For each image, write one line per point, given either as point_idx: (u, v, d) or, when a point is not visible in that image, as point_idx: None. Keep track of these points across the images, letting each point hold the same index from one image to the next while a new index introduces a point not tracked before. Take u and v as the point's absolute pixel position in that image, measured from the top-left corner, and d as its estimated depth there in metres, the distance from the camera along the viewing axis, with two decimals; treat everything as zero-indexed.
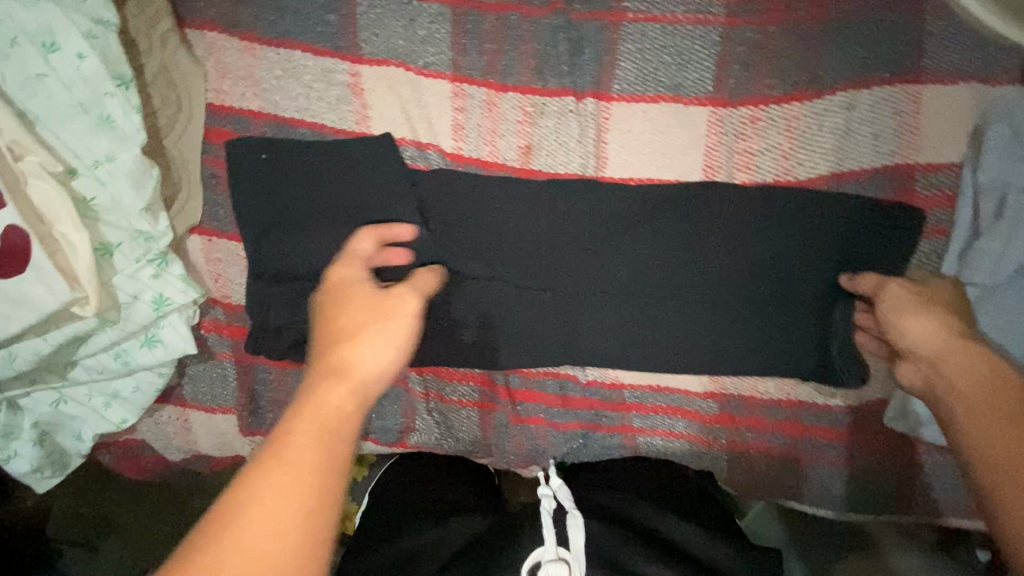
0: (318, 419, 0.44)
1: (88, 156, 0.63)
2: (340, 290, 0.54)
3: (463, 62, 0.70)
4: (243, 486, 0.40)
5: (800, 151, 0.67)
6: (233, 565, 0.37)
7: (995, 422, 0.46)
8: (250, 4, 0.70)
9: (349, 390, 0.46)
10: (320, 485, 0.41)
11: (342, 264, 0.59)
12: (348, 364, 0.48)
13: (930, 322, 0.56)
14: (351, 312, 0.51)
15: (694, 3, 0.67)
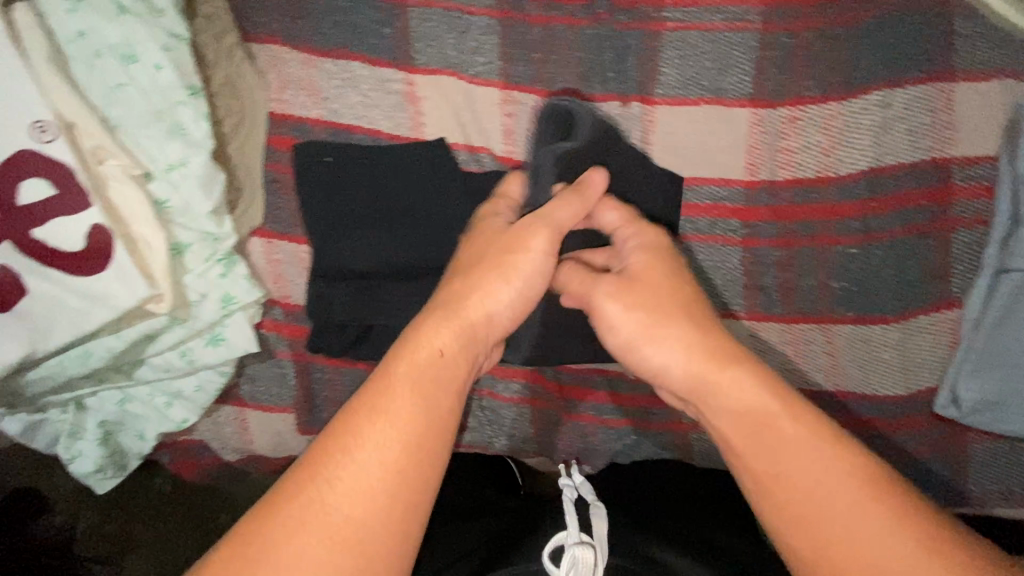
0: (420, 364, 0.50)
1: (162, 161, 0.66)
2: (485, 232, 0.61)
3: (511, 70, 0.74)
4: (356, 414, 0.48)
5: (838, 148, 0.70)
6: (349, 477, 0.45)
7: (824, 494, 0.46)
8: (311, 19, 0.73)
9: (452, 331, 0.52)
10: (423, 422, 0.48)
11: (489, 208, 0.64)
12: (450, 309, 0.54)
13: (675, 358, 0.53)
14: (482, 254, 0.58)
15: (731, 11, 0.71)
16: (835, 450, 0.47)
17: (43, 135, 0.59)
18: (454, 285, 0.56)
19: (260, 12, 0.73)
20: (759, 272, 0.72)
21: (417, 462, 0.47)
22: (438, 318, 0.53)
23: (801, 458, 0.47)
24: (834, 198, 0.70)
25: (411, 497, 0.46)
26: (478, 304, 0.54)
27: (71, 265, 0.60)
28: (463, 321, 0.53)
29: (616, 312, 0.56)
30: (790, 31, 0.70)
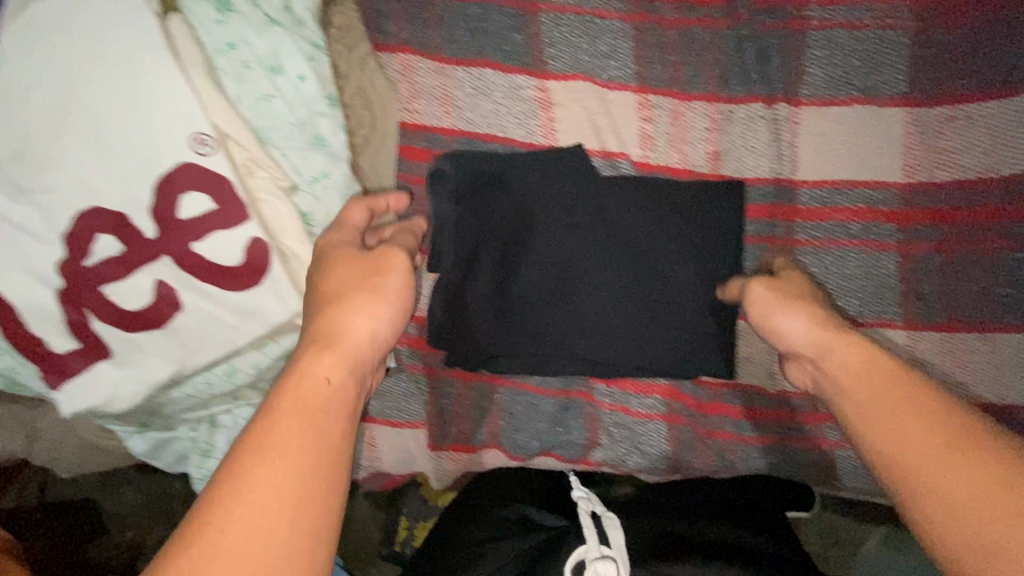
0: (299, 402, 0.45)
1: (306, 173, 0.64)
2: (326, 256, 0.56)
3: (647, 73, 0.72)
4: (245, 455, 0.42)
5: (1004, 146, 0.66)
6: (236, 529, 0.39)
7: (919, 451, 0.45)
8: (443, 26, 0.72)
9: (334, 360, 0.48)
10: (311, 458, 0.43)
11: (332, 230, 0.60)
12: (330, 338, 0.50)
13: (804, 330, 0.56)
14: (339, 272, 0.54)
15: (881, 8, 0.68)
16: (910, 419, 0.47)
17: (202, 147, 0.57)
18: (323, 308, 0.52)
19: (391, 20, 0.72)
20: (916, 279, 0.68)
21: (323, 502, 0.42)
22: (320, 349, 0.49)
23: (893, 423, 0.48)
24: (998, 199, 0.66)
25: (309, 533, 0.41)
26: (349, 336, 0.50)
27: (226, 278, 0.59)
28: (345, 348, 0.50)
29: (794, 327, 0.57)
30: (947, 26, 0.67)
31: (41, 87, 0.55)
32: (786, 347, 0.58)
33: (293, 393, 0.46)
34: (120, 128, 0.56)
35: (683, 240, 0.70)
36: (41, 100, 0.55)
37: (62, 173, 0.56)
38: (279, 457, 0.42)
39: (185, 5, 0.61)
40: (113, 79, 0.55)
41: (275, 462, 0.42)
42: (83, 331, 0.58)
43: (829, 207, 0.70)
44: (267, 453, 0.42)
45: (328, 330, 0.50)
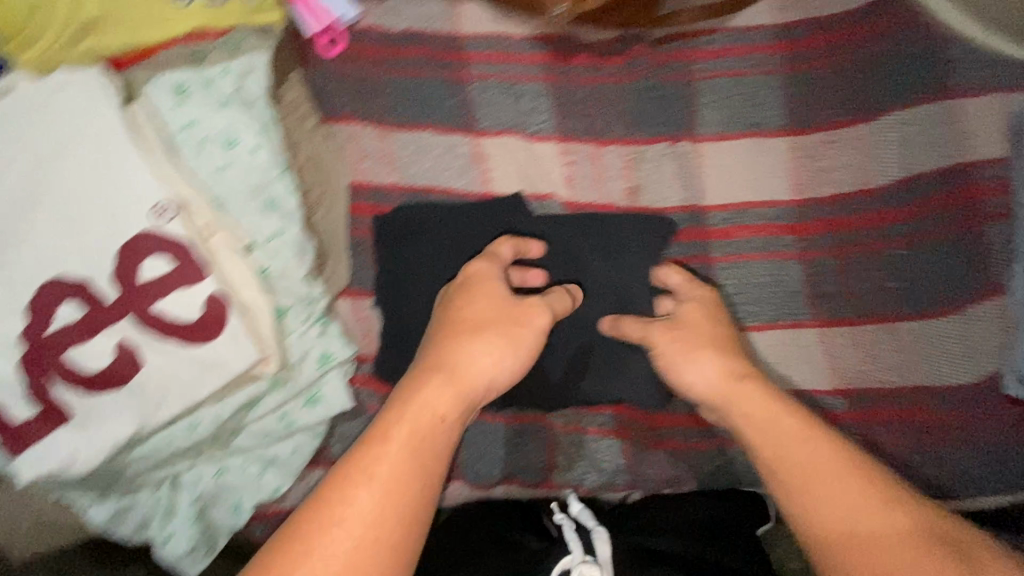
0: (412, 429, 0.57)
1: (262, 233, 0.70)
2: (468, 285, 0.67)
3: (566, 125, 0.82)
4: (350, 477, 0.53)
5: (871, 163, 0.77)
6: (346, 537, 0.50)
7: (843, 499, 0.52)
8: (384, 99, 0.82)
9: (453, 393, 0.59)
10: (410, 479, 0.54)
11: (478, 260, 0.71)
12: (446, 369, 0.61)
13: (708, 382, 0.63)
14: (472, 310, 0.65)
15: (755, 59, 0.81)
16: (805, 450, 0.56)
17: (162, 216, 0.62)
18: (450, 346, 0.62)
19: (337, 96, 0.82)
20: (817, 281, 0.77)
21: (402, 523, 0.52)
22: (437, 381, 0.60)
23: (808, 467, 0.55)
24: (875, 207, 0.77)
25: (399, 543, 0.51)
26: (468, 368, 0.61)
27: (185, 335, 0.62)
28: (463, 382, 0.60)
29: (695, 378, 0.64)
30: (810, 69, 0.80)
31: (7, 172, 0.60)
32: (694, 394, 0.65)
33: (407, 421, 0.57)
34: (84, 205, 0.61)
35: (613, 265, 0.77)
36: (7, 182, 0.60)
37: (25, 248, 0.60)
38: (380, 472, 0.53)
39: (146, 90, 0.69)
40: (79, 160, 0.61)
41: (375, 481, 0.53)
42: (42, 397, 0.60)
43: (736, 226, 0.79)
44: (368, 472, 0.53)
45: (434, 364, 0.61)
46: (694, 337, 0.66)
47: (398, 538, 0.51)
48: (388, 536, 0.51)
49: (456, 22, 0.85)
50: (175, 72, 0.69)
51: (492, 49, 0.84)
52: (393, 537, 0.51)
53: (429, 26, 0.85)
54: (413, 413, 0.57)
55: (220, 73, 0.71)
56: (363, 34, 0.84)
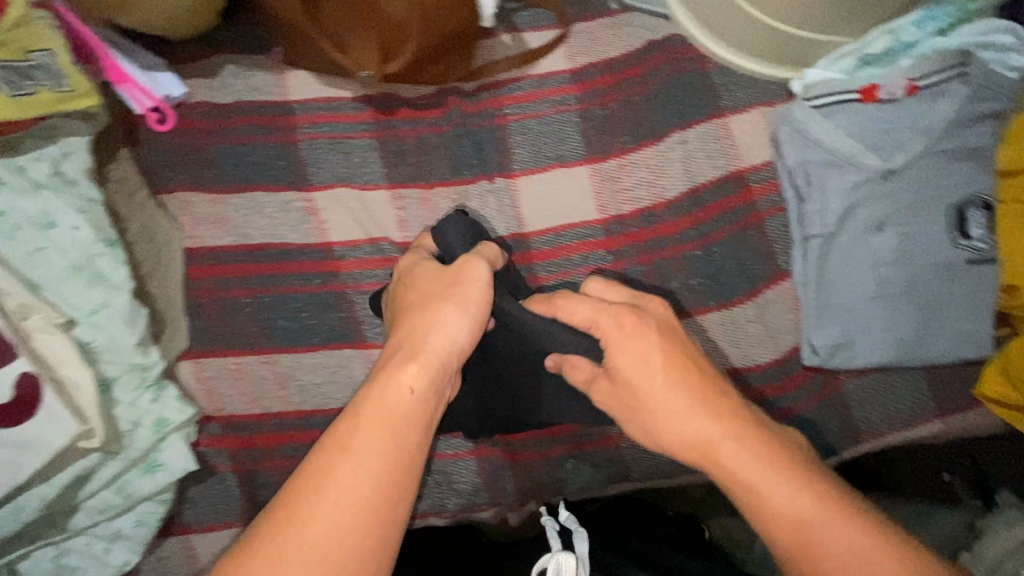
0: (386, 409, 0.57)
1: (85, 307, 0.72)
2: (402, 279, 0.70)
3: (394, 173, 0.89)
4: (332, 457, 0.54)
5: (661, 179, 0.88)
6: (328, 513, 0.51)
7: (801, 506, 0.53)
8: (215, 167, 0.87)
9: (419, 369, 0.59)
10: (398, 454, 0.55)
11: (411, 257, 0.72)
12: (414, 348, 0.61)
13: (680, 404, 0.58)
14: (424, 285, 0.67)
15: (555, 100, 0.92)
16: (773, 474, 0.55)
17: None
18: (413, 324, 0.63)
19: (170, 170, 0.86)
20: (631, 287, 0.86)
21: (395, 490, 0.54)
22: (404, 358, 0.60)
23: (767, 475, 0.55)
24: (669, 216, 0.87)
25: (387, 515, 0.53)
26: (429, 336, 0.61)
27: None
28: (429, 357, 0.60)
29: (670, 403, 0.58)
30: (601, 104, 0.91)
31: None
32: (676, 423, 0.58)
33: (375, 403, 0.57)
34: None
35: None
36: None
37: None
38: (359, 445, 0.55)
39: None
40: None
41: (354, 456, 0.54)
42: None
43: (557, 248, 0.87)
44: (347, 450, 0.54)
45: (400, 342, 0.61)
46: (653, 388, 0.58)
47: (388, 504, 0.53)
48: (377, 505, 0.53)
49: (284, 90, 0.92)
50: None
51: (318, 112, 0.92)
52: (385, 503, 0.53)
53: (258, 97, 0.91)
54: (388, 390, 0.57)
55: (34, 160, 0.74)
56: (194, 110, 0.89)
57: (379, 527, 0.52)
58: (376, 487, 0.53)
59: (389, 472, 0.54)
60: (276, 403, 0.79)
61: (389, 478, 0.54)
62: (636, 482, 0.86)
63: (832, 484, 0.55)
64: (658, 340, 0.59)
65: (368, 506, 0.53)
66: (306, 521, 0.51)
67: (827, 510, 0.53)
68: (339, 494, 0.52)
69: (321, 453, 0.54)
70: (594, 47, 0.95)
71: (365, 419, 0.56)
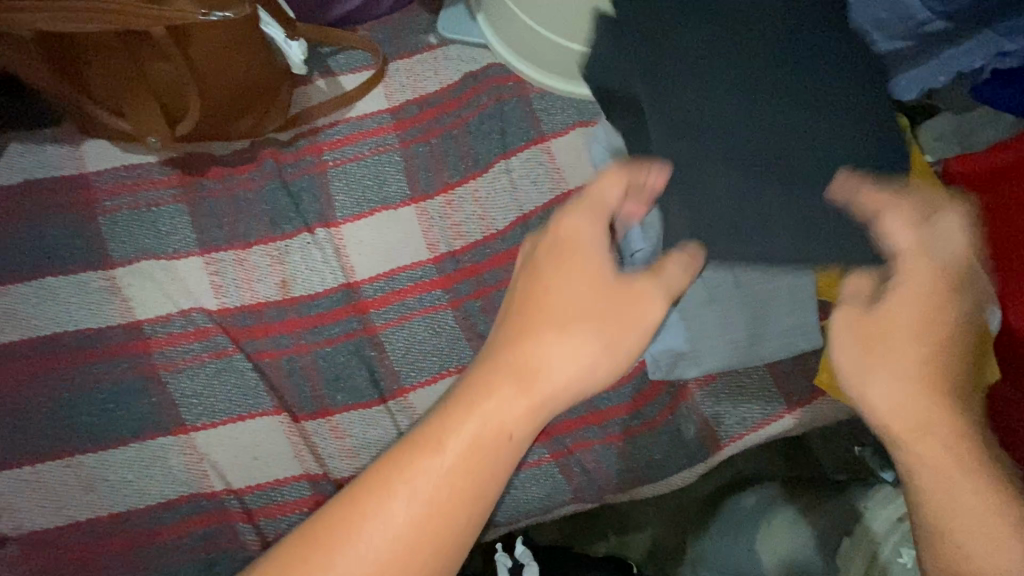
0: (488, 436, 0.54)
1: None
2: (563, 249, 0.61)
3: (207, 237, 0.83)
4: (412, 469, 0.52)
5: (489, 210, 0.86)
6: (373, 532, 0.51)
7: (956, 491, 0.53)
8: (4, 257, 0.80)
9: (524, 400, 0.55)
10: (480, 485, 0.53)
11: (572, 212, 0.63)
12: (524, 373, 0.56)
13: (891, 388, 0.56)
14: (563, 289, 0.59)
15: (375, 142, 0.89)
16: (960, 411, 0.55)
17: None
18: (529, 340, 0.57)
19: None
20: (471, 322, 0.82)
21: (479, 484, 0.53)
22: (515, 386, 0.55)
23: (951, 466, 0.54)
24: (501, 246, 0.85)
25: (438, 543, 0.51)
26: (541, 365, 0.56)
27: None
28: (538, 389, 0.56)
29: (879, 396, 0.57)
30: (423, 141, 0.90)
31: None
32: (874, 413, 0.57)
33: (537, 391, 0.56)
34: None
35: (270, 362, 0.79)
36: None
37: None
38: (449, 452, 0.53)
39: None
40: None
41: (417, 483, 0.52)
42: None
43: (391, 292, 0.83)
44: (491, 425, 0.54)
45: (516, 365, 0.56)
46: (904, 333, 0.57)
47: (478, 489, 0.53)
48: (460, 500, 0.52)
49: (80, 162, 0.86)
50: None
51: (121, 180, 0.85)
52: (470, 492, 0.52)
53: (50, 173, 0.85)
54: (472, 421, 0.54)
55: None
56: None
57: (473, 509, 0.53)
58: (466, 482, 0.52)
59: (477, 476, 0.53)
60: (83, 509, 0.71)
61: (479, 478, 0.53)
62: (505, 525, 0.81)
63: (986, 465, 0.54)
64: (919, 314, 0.57)
65: (448, 497, 0.52)
66: (350, 533, 0.51)
67: (990, 506, 0.53)
68: (397, 518, 0.51)
69: (412, 446, 0.53)
70: (413, 84, 0.93)
71: (483, 403, 0.54)
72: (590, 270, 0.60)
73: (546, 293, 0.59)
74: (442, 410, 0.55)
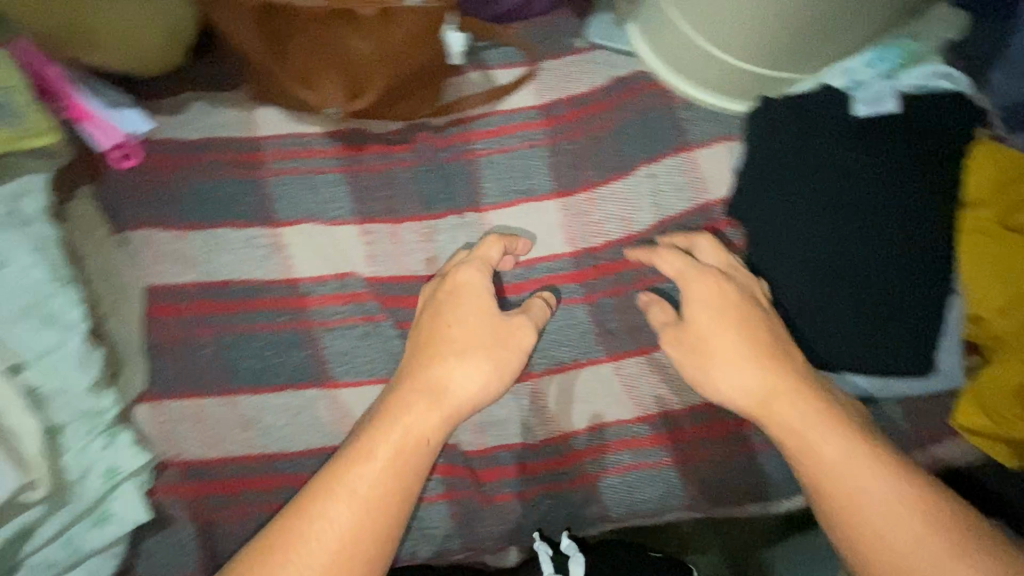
0: (417, 435, 0.71)
1: (33, 349, 0.68)
2: (449, 297, 0.78)
3: (363, 209, 0.88)
4: (343, 478, 0.67)
5: (631, 211, 0.88)
6: (304, 541, 0.63)
7: (865, 493, 0.65)
8: (180, 203, 0.85)
9: (434, 410, 0.72)
10: (410, 474, 0.69)
11: (472, 270, 0.79)
12: (434, 393, 0.73)
13: (750, 378, 0.74)
14: (452, 327, 0.76)
15: (524, 136, 0.93)
16: (828, 429, 0.69)
17: None
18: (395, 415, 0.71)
19: (134, 207, 0.84)
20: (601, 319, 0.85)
21: (409, 463, 0.69)
22: (424, 401, 0.72)
23: (859, 477, 0.66)
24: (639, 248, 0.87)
25: (387, 518, 0.66)
26: (449, 388, 0.74)
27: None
28: (445, 403, 0.73)
29: (734, 378, 0.74)
30: (568, 139, 0.93)
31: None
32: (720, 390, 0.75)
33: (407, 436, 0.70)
34: None
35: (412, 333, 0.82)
36: None
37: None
38: (374, 464, 0.68)
39: None
40: None
41: (349, 488, 0.66)
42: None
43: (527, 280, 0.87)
44: (410, 421, 0.71)
45: (429, 388, 0.73)
46: (726, 348, 0.75)
47: (383, 494, 0.67)
48: (407, 471, 0.69)
49: (252, 126, 0.92)
50: None
51: (288, 147, 0.91)
52: (403, 479, 0.68)
53: (225, 133, 0.91)
54: (395, 430, 0.70)
55: None
56: (160, 147, 0.89)
57: (403, 502, 0.68)
58: (404, 458, 0.69)
59: (415, 451, 0.70)
60: (236, 446, 0.76)
61: (426, 444, 0.71)
62: (613, 523, 0.83)
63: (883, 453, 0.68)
64: (741, 340, 0.75)
65: (390, 485, 0.67)
66: (316, 520, 0.64)
67: (903, 499, 0.65)
68: (345, 512, 0.65)
69: (345, 459, 0.68)
70: (562, 85, 0.97)
71: (416, 398, 0.72)
72: (480, 307, 0.77)
73: (439, 346, 0.75)
74: (384, 409, 0.72)
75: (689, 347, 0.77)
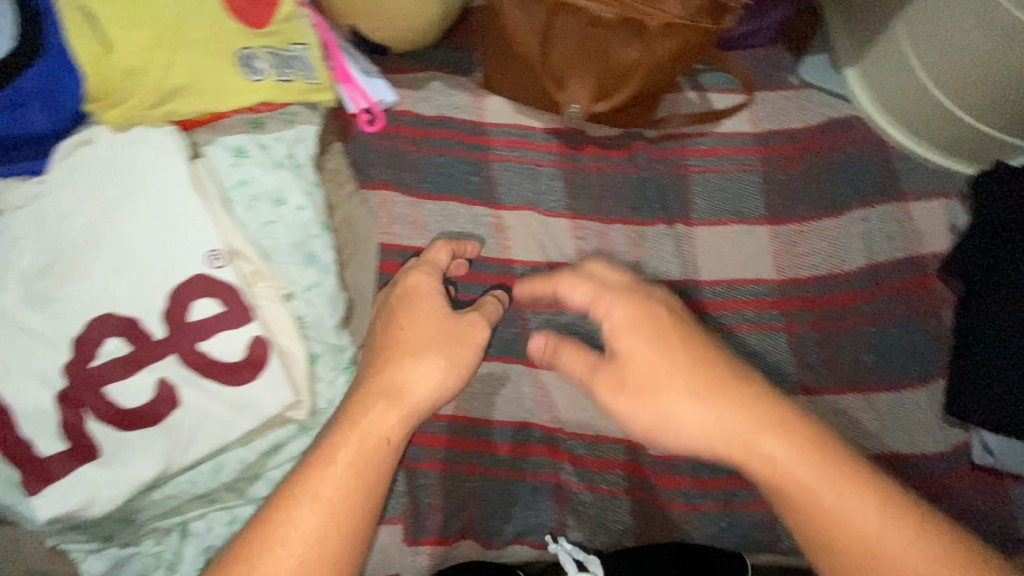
0: (365, 448, 0.60)
1: (301, 282, 0.75)
2: (405, 298, 0.72)
3: (577, 205, 0.92)
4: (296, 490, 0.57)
5: (839, 250, 0.89)
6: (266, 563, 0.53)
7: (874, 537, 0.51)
8: (415, 172, 0.92)
9: (397, 415, 0.63)
10: (371, 485, 0.59)
11: (418, 271, 0.75)
12: (398, 395, 0.64)
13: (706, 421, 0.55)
14: (416, 328, 0.69)
15: (736, 159, 0.95)
16: (762, 432, 0.54)
17: (215, 262, 0.66)
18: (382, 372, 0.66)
19: (375, 168, 0.91)
20: (802, 351, 0.86)
21: (371, 468, 0.59)
22: (387, 403, 0.63)
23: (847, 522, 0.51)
24: (845, 286, 0.88)
25: (343, 546, 0.56)
26: (412, 389, 0.65)
27: (226, 381, 0.64)
28: (412, 406, 0.64)
29: (777, 447, 0.53)
30: (782, 170, 0.94)
31: (72, 213, 0.63)
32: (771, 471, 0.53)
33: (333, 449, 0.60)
34: (143, 249, 0.64)
35: None
36: (78, 223, 0.63)
37: (77, 292, 0.62)
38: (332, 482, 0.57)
39: (207, 150, 0.74)
40: (146, 207, 0.65)
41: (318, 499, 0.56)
42: (76, 430, 0.61)
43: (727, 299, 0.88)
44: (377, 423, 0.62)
45: (383, 390, 0.64)
46: (655, 378, 0.57)
47: (358, 483, 0.58)
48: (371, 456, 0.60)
49: (480, 112, 0.98)
50: (234, 135, 0.76)
51: (511, 137, 0.97)
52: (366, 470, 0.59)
53: (456, 114, 0.97)
54: (352, 437, 0.60)
55: (275, 140, 0.78)
56: (400, 117, 0.95)
57: (371, 484, 0.59)
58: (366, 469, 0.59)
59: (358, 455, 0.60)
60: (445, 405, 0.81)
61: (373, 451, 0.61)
62: (785, 557, 0.80)
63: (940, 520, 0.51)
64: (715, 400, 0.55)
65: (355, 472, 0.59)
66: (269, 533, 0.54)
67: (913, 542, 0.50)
68: (303, 531, 0.55)
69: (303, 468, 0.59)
70: (778, 116, 0.98)
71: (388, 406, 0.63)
72: (431, 310, 0.70)
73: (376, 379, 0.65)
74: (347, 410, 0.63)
75: (651, 427, 0.57)
